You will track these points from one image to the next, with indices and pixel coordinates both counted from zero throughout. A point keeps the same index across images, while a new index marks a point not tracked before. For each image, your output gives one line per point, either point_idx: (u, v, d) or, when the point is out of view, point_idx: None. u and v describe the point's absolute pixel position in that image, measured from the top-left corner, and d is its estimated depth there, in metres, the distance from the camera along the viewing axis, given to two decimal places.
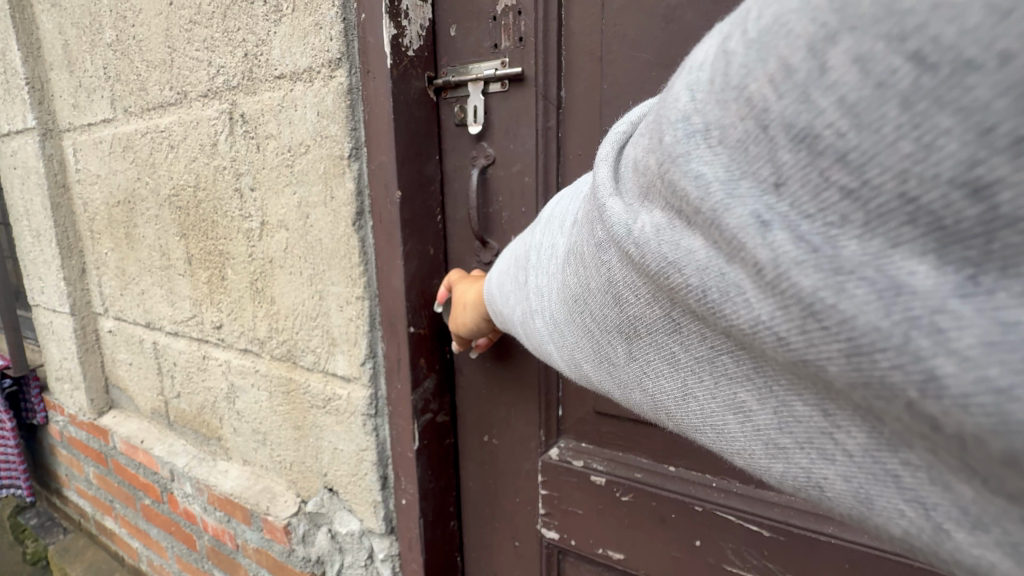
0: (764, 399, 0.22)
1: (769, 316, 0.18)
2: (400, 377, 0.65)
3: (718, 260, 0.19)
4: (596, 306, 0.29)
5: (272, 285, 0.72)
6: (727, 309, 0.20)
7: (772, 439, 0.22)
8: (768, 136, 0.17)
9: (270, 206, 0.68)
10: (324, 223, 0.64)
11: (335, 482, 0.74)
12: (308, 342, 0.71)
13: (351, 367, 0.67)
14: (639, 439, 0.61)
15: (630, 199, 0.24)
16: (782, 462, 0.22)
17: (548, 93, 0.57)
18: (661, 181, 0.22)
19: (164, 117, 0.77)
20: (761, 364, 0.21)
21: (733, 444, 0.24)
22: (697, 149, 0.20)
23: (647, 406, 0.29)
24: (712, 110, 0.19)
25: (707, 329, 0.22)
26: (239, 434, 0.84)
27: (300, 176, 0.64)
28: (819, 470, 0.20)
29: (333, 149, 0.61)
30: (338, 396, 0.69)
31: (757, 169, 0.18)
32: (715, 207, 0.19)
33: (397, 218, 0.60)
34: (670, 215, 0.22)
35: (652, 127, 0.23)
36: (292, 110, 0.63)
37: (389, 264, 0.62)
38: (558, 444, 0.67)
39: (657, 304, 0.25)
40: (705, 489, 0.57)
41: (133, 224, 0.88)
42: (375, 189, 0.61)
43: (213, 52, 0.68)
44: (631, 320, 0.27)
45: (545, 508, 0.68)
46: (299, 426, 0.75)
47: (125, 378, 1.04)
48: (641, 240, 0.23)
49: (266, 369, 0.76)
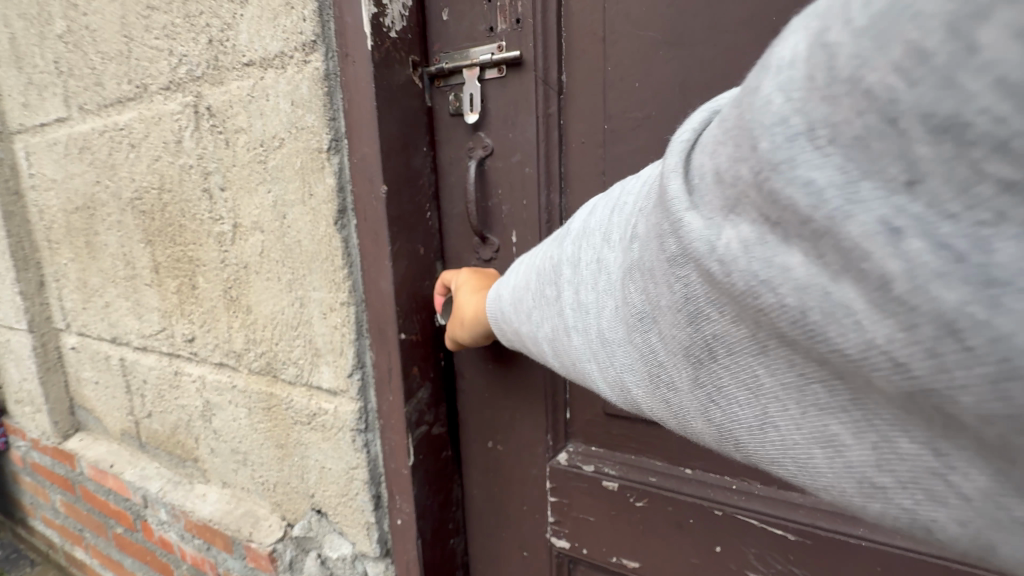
0: (861, 434, 0.22)
1: (886, 340, 0.18)
2: (391, 388, 0.64)
3: (822, 279, 0.20)
4: (667, 325, 0.30)
5: (248, 293, 0.70)
6: (831, 332, 0.20)
7: (869, 478, 0.22)
8: (898, 129, 0.17)
9: (243, 206, 0.66)
10: (303, 222, 0.62)
11: (324, 503, 0.72)
12: (289, 354, 0.68)
13: (338, 380, 0.65)
14: (652, 442, 0.60)
15: (709, 212, 0.24)
16: (879, 501, 0.22)
17: (548, 78, 0.57)
18: (755, 190, 0.21)
19: (123, 114, 0.74)
20: (861, 397, 0.22)
21: (817, 476, 0.25)
22: (802, 152, 0.19)
23: (710, 434, 0.30)
24: (815, 108, 0.19)
25: (800, 356, 0.23)
26: (216, 455, 0.81)
27: (275, 173, 0.62)
28: (926, 512, 0.21)
29: (311, 141, 0.58)
30: (324, 410, 0.67)
31: (885, 166, 0.18)
32: (833, 215, 0.19)
33: (383, 214, 0.58)
34: (761, 228, 0.22)
35: (734, 134, 0.22)
36: (263, 100, 0.60)
37: (377, 264, 0.60)
38: (568, 448, 0.66)
39: (741, 326, 0.25)
40: (724, 492, 0.57)
41: (94, 232, 0.85)
42: (358, 184, 0.58)
43: (174, 40, 0.66)
44: (708, 341, 0.27)
45: (555, 517, 0.67)
46: (282, 444, 0.72)
47: (92, 399, 1.00)
48: (726, 258, 0.23)
49: (245, 383, 0.74)
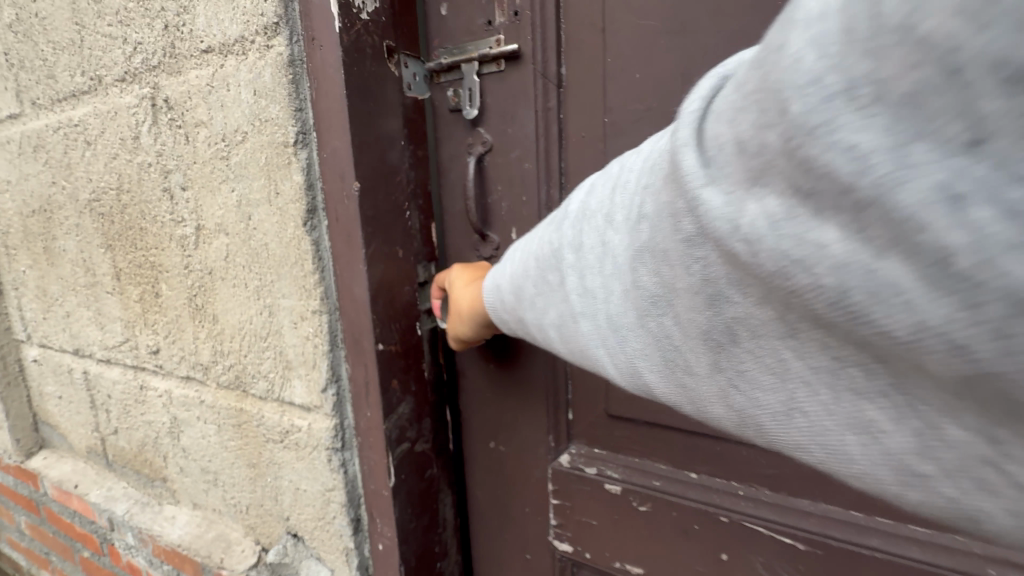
0: (900, 420, 0.23)
1: (946, 319, 0.19)
2: (369, 403, 0.62)
3: (864, 254, 0.20)
4: (684, 310, 0.30)
5: (214, 301, 0.68)
6: (879, 312, 0.20)
7: (906, 463, 0.23)
8: (963, 81, 0.16)
9: (206, 207, 0.64)
10: (270, 223, 0.60)
11: (300, 527, 0.70)
12: (259, 367, 0.66)
13: (311, 396, 0.63)
14: (657, 444, 0.60)
15: (731, 186, 0.24)
16: (918, 489, 0.23)
17: (546, 71, 0.56)
18: (789, 158, 0.21)
19: (77, 109, 0.72)
20: (904, 384, 0.22)
21: (848, 463, 0.26)
22: (842, 116, 0.19)
23: (727, 419, 0.31)
24: (856, 65, 0.18)
25: (835, 339, 0.24)
26: (186, 475, 0.79)
27: (239, 170, 0.60)
28: (974, 502, 0.22)
29: (276, 134, 0.56)
30: (297, 427, 0.65)
31: (943, 127, 0.17)
32: (882, 182, 0.18)
33: (355, 213, 0.56)
34: (790, 201, 0.22)
35: (761, 91, 0.22)
36: (223, 90, 0.58)
37: (351, 269, 0.58)
38: (570, 451, 0.65)
39: (768, 308, 0.26)
40: (731, 497, 0.56)
41: (53, 237, 0.83)
42: (329, 182, 0.57)
43: (128, 27, 0.64)
44: (731, 325, 0.28)
45: (556, 520, 0.67)
46: (255, 463, 0.71)
47: (56, 414, 0.98)
48: (752, 238, 0.23)
49: (213, 399, 0.72)
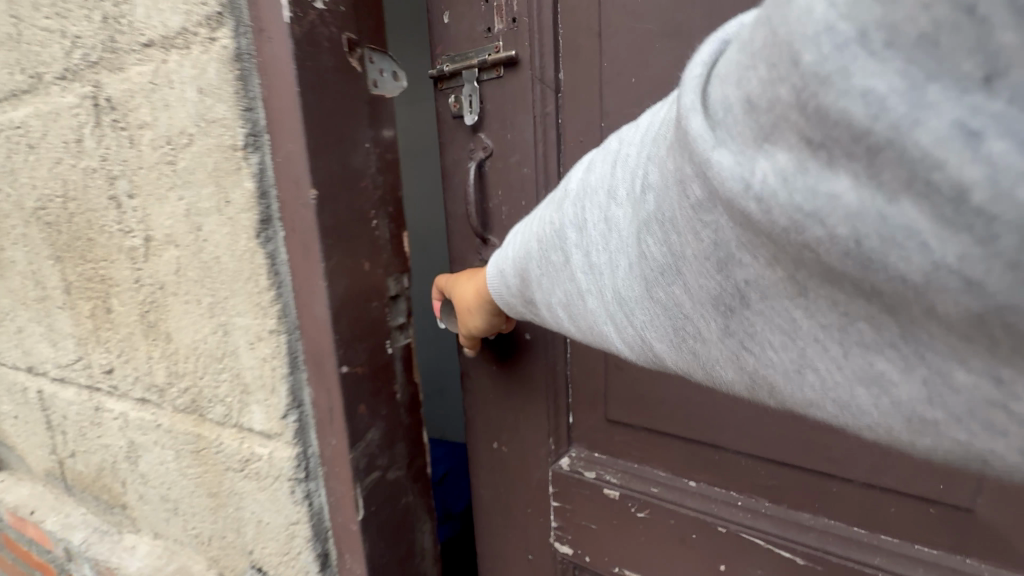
0: (908, 368, 0.27)
1: (957, 257, 0.21)
2: (333, 430, 0.60)
3: (873, 201, 0.23)
4: (701, 279, 0.36)
5: (167, 318, 0.66)
6: (891, 257, 0.23)
7: (916, 411, 0.28)
8: (977, 19, 0.19)
9: (153, 216, 0.63)
10: (222, 235, 0.58)
11: (263, 559, 0.69)
12: (216, 391, 0.65)
13: (271, 423, 0.62)
14: (656, 451, 0.64)
15: (742, 146, 0.27)
16: (929, 434, 0.28)
17: (545, 75, 0.60)
18: (800, 112, 0.24)
19: (18, 109, 0.70)
20: (914, 334, 0.27)
21: (859, 411, 0.30)
22: (856, 60, 0.21)
23: (734, 373, 0.37)
24: (867, 15, 0.21)
25: (843, 295, 0.28)
26: (146, 503, 0.78)
27: (186, 177, 0.58)
28: (988, 446, 0.26)
29: (224, 137, 0.54)
30: (257, 455, 0.64)
31: (959, 65, 0.19)
32: (899, 124, 0.21)
33: (313, 225, 0.54)
34: (801, 154, 0.25)
35: (771, 51, 0.25)
36: (167, 88, 0.56)
37: (311, 287, 0.57)
38: (569, 453, 0.71)
39: (781, 270, 0.31)
40: (730, 507, 0.60)
41: (1, 248, 0.81)
42: (286, 191, 0.55)
43: (66, 20, 0.62)
44: (740, 288, 0.34)
45: (558, 522, 0.73)
46: (215, 492, 0.69)
47: (13, 435, 0.96)
48: (766, 193, 0.26)
49: (170, 422, 0.71)
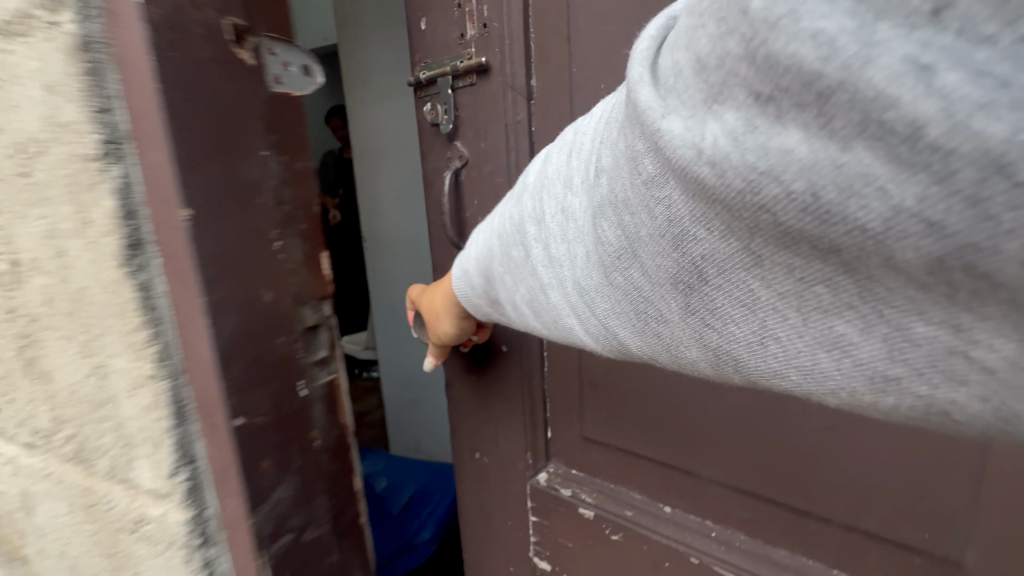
0: (867, 331, 0.31)
1: (915, 201, 0.25)
2: (230, 493, 0.51)
3: (821, 151, 0.28)
4: (664, 260, 0.42)
5: (43, 354, 0.59)
6: (848, 205, 0.28)
7: (878, 371, 0.32)
8: None
9: (17, 236, 0.55)
10: (83, 262, 0.50)
11: None
12: (101, 443, 0.59)
13: (160, 480, 0.55)
14: (628, 476, 0.82)
15: (694, 113, 0.34)
16: (891, 394, 0.32)
17: (515, 83, 0.83)
18: (751, 61, 0.30)
19: None
20: (867, 291, 0.31)
21: (826, 377, 0.34)
22: (806, 8, 0.27)
23: (693, 346, 0.44)
24: None
25: (799, 259, 0.33)
26: (46, 556, 0.74)
27: (43, 189, 0.50)
28: (945, 398, 0.29)
29: (78, 143, 0.46)
30: (150, 516, 0.58)
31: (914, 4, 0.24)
32: (855, 59, 0.25)
33: (185, 248, 0.44)
34: (752, 109, 0.31)
35: (721, 16, 0.32)
36: (12, 86, 0.49)
37: (193, 326, 0.47)
38: (547, 470, 0.91)
39: (737, 242, 0.36)
40: (705, 537, 0.75)
41: None
42: (154, 204, 0.45)
43: None
44: (699, 265, 0.39)
45: (538, 537, 0.93)
46: (112, 552, 0.64)
47: None
48: (718, 150, 0.32)
49: (60, 473, 0.65)
